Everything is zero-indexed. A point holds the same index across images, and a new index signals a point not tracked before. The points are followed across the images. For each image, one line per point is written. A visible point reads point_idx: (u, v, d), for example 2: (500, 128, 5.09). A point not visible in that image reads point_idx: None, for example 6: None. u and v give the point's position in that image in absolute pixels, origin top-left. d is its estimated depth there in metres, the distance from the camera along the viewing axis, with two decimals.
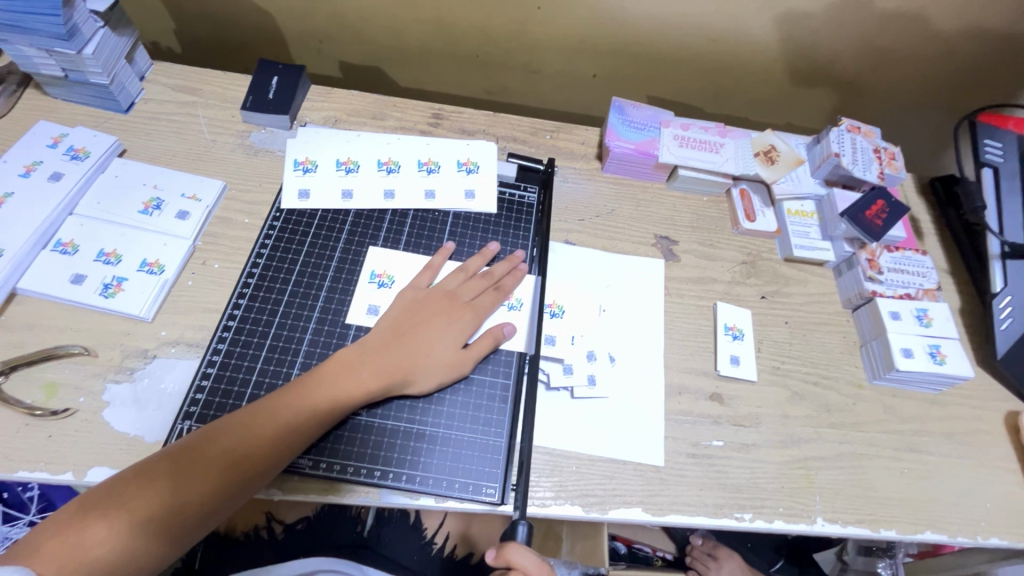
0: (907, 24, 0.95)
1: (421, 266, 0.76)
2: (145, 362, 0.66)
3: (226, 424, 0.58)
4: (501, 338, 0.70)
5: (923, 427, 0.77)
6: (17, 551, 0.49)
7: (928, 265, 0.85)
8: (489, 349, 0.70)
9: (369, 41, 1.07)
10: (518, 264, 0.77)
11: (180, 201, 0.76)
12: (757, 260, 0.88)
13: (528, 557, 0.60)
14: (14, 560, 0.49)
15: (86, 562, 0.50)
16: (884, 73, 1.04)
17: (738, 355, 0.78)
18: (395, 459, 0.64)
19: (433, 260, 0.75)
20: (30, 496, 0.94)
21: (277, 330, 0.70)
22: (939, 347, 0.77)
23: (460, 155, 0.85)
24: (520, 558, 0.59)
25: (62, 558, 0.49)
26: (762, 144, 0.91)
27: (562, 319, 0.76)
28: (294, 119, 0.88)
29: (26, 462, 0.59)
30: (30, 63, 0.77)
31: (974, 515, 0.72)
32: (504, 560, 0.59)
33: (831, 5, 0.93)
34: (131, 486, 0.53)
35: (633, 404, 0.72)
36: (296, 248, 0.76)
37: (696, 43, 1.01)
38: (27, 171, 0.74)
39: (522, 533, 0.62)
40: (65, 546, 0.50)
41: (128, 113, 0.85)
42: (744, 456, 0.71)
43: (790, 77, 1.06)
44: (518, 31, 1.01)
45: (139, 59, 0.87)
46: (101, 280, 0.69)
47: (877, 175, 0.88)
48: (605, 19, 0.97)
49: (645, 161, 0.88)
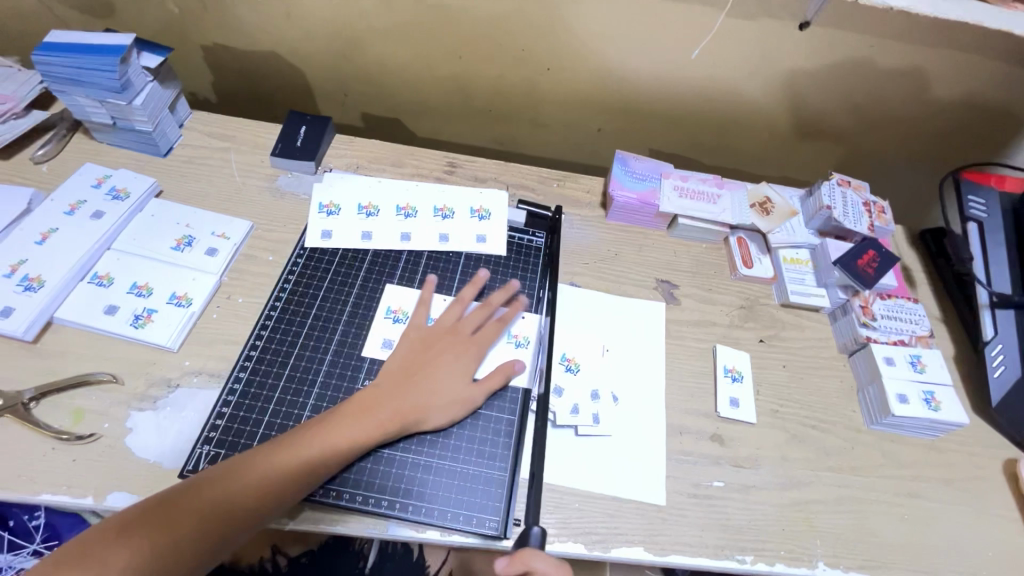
0: (891, 89, 1.02)
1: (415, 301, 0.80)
2: (168, 391, 0.69)
3: (247, 459, 0.61)
4: (512, 375, 0.73)
5: (923, 473, 0.78)
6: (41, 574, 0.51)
7: (920, 312, 0.88)
8: (500, 384, 0.73)
9: (390, 96, 1.15)
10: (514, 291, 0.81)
11: (211, 239, 0.82)
12: (755, 304, 0.91)
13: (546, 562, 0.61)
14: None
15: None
16: (871, 131, 1.11)
17: (737, 397, 0.80)
18: (402, 490, 0.66)
19: (423, 294, 0.78)
20: (36, 524, 0.94)
21: (295, 361, 0.73)
22: (933, 394, 0.80)
23: (473, 202, 0.91)
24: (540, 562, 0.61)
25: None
26: (758, 196, 0.96)
27: (578, 375, 0.78)
28: (319, 165, 0.94)
29: (50, 485, 0.61)
30: (82, 111, 0.85)
31: (976, 563, 0.72)
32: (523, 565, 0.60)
33: (822, 71, 1.00)
34: (152, 517, 0.55)
35: (636, 443, 0.74)
36: (317, 284, 0.80)
37: (695, 102, 1.08)
38: (72, 209, 0.80)
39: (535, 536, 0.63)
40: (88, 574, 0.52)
41: (166, 157, 0.91)
42: (744, 497, 0.73)
43: (784, 134, 1.13)
44: (528, 89, 1.09)
45: (179, 108, 0.94)
46: (133, 312, 0.73)
47: (867, 227, 0.93)
48: (610, 79, 1.05)
49: (647, 210, 0.94)
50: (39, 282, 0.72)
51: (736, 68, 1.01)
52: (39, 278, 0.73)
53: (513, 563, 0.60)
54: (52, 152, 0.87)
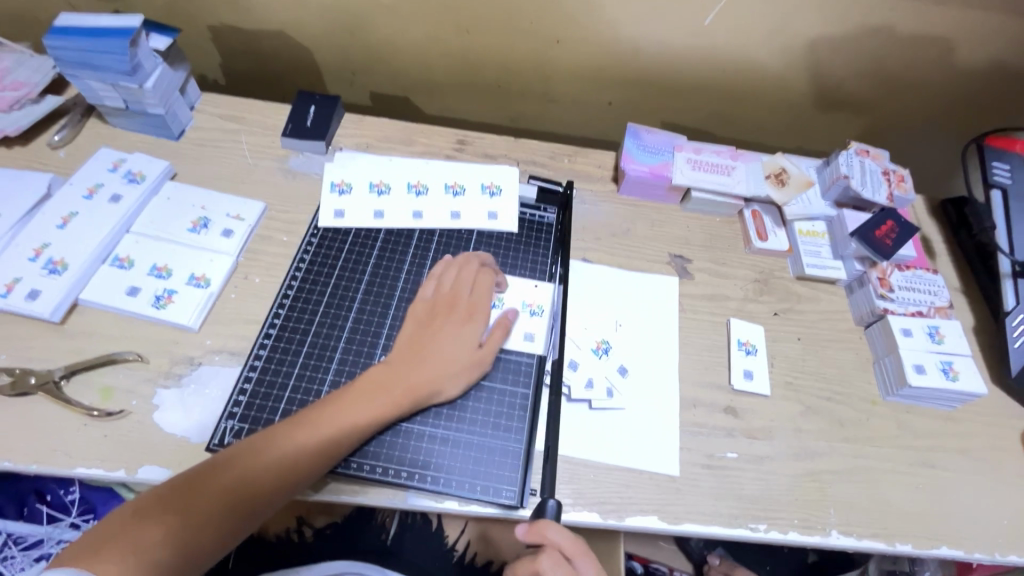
0: (913, 53, 0.99)
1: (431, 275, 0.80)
2: (191, 369, 0.71)
3: (270, 435, 0.62)
4: (510, 328, 0.74)
5: (938, 442, 0.78)
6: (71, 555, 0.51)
7: (940, 283, 0.87)
8: (513, 363, 0.73)
9: (398, 73, 1.14)
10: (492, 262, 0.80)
11: (226, 220, 0.83)
12: (769, 278, 0.91)
13: (562, 533, 0.62)
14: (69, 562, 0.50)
15: (146, 563, 0.52)
16: (891, 98, 1.08)
17: (751, 370, 0.80)
18: (421, 462, 0.67)
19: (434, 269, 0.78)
20: (72, 499, 0.98)
21: (313, 339, 0.75)
22: (951, 363, 0.79)
23: (483, 178, 0.90)
24: (556, 534, 0.61)
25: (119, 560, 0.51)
26: (773, 167, 0.95)
27: (593, 346, 0.79)
28: (329, 145, 0.94)
29: (84, 459, 0.64)
30: (95, 95, 0.85)
31: (990, 531, 0.72)
32: (539, 535, 0.61)
33: (841, 36, 0.97)
34: (183, 491, 0.57)
35: (649, 416, 0.75)
36: (332, 263, 0.81)
37: (709, 73, 1.06)
38: (90, 193, 0.81)
39: (551, 509, 0.64)
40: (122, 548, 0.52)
41: (179, 140, 0.92)
42: (758, 468, 0.73)
43: (800, 102, 1.10)
44: (537, 63, 1.07)
45: (190, 90, 0.94)
46: (154, 292, 0.75)
47: (886, 196, 0.91)
48: (620, 50, 1.03)
49: (659, 183, 0.92)
50: (63, 265, 0.74)
51: (752, 36, 0.98)
52: (63, 261, 0.74)
53: (529, 529, 0.61)
54: (68, 138, 0.88)
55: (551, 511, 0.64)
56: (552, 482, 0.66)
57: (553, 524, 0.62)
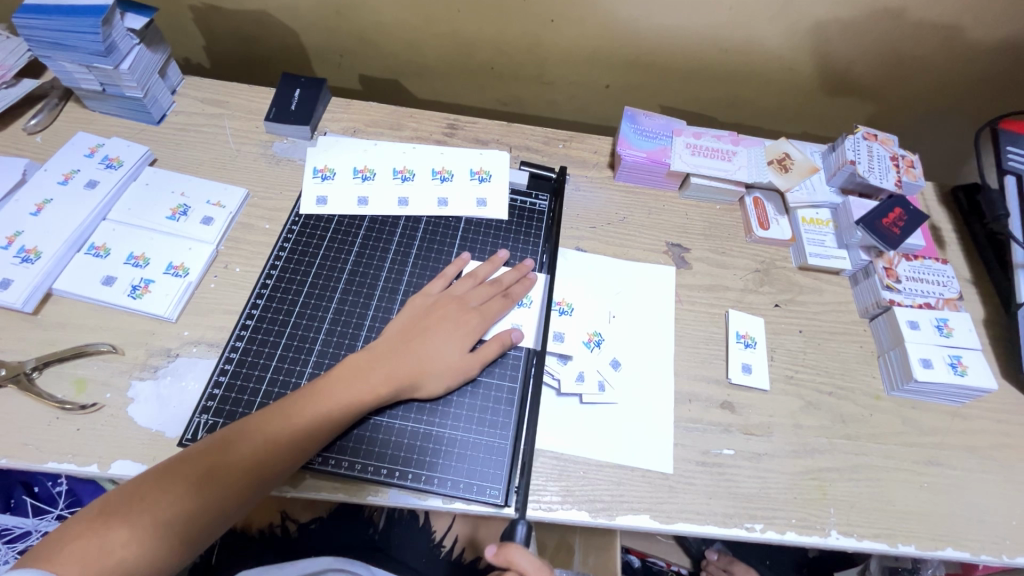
0: (925, 32, 0.94)
1: (435, 274, 0.78)
2: (167, 361, 0.69)
3: (244, 428, 0.60)
4: (509, 343, 0.71)
5: (944, 440, 0.75)
6: (39, 554, 0.50)
7: (949, 274, 0.83)
8: (496, 354, 0.70)
9: (388, 56, 1.10)
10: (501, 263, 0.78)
11: (206, 208, 0.80)
12: (770, 268, 0.87)
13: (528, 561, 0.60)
14: (36, 562, 0.50)
15: (109, 566, 0.51)
16: (901, 80, 1.03)
17: (750, 363, 0.77)
18: (402, 458, 0.65)
19: (447, 269, 0.76)
20: (59, 490, 0.98)
21: (292, 329, 0.72)
22: (959, 357, 0.75)
23: (473, 164, 0.87)
24: (523, 561, 0.59)
25: (83, 562, 0.50)
26: (776, 152, 0.91)
27: (579, 331, 0.76)
28: (314, 129, 0.91)
29: (55, 454, 0.62)
30: (71, 78, 0.82)
31: (999, 533, 0.69)
32: (504, 559, 0.60)
33: (851, 13, 0.92)
34: (151, 490, 0.55)
35: (641, 411, 0.72)
36: (313, 252, 0.78)
37: (711, 54, 1.01)
38: (66, 179, 0.78)
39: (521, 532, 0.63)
40: (86, 550, 0.51)
41: (159, 125, 0.89)
42: (756, 465, 0.70)
43: (806, 85, 1.05)
44: (531, 44, 1.03)
45: (171, 74, 0.91)
46: (130, 282, 0.72)
47: (893, 182, 0.87)
48: (618, 31, 0.99)
49: (657, 169, 0.89)
50: (36, 253, 0.72)
51: (756, 13, 0.93)
52: (35, 250, 0.72)
53: (496, 555, 0.59)
54: (44, 122, 0.86)
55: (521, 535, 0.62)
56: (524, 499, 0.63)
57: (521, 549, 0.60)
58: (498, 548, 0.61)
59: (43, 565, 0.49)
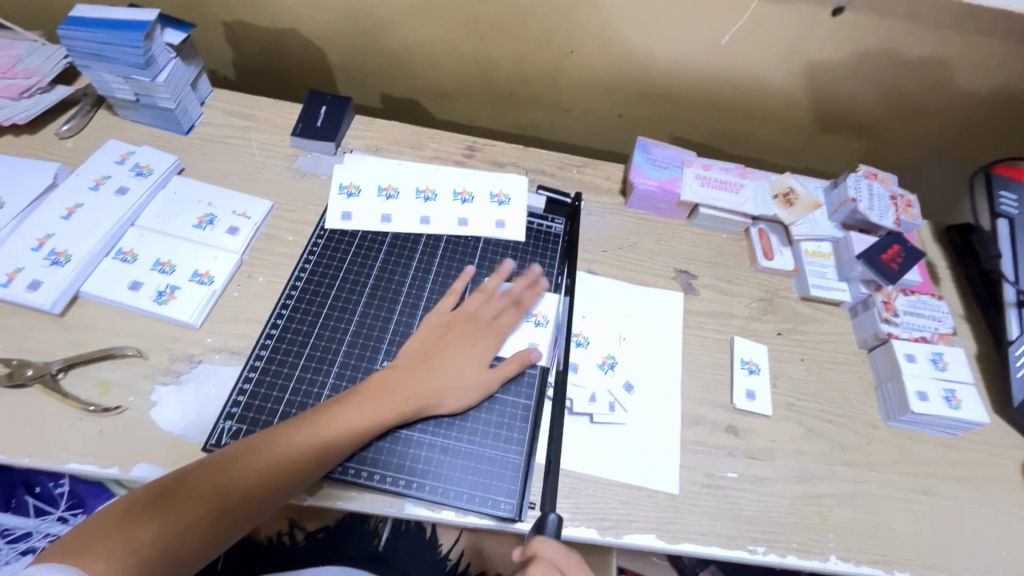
0: (923, 78, 0.99)
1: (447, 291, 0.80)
2: (190, 367, 0.71)
3: (268, 438, 0.61)
4: (528, 364, 0.73)
5: (938, 470, 0.78)
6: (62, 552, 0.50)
7: (943, 309, 0.87)
8: (514, 372, 0.72)
9: (410, 77, 1.14)
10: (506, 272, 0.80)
11: (232, 218, 0.82)
12: (774, 297, 0.90)
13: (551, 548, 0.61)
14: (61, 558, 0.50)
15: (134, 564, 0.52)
16: (900, 122, 1.08)
17: (754, 389, 0.80)
18: (418, 470, 0.67)
19: (456, 284, 0.79)
20: (60, 492, 0.96)
21: (315, 341, 0.74)
22: (954, 392, 0.79)
23: (492, 186, 0.90)
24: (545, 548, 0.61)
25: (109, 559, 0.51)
26: (782, 187, 0.95)
27: (588, 349, 0.79)
28: (339, 146, 0.94)
29: (78, 455, 0.63)
30: (106, 87, 0.85)
31: (990, 563, 0.72)
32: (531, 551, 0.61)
33: (855, 59, 0.97)
34: (176, 490, 0.56)
35: (650, 432, 0.74)
36: (337, 265, 0.80)
37: (720, 90, 1.06)
38: (96, 184, 0.80)
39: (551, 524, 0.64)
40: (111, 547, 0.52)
41: (188, 135, 0.92)
42: (758, 489, 0.73)
43: (810, 123, 1.10)
44: (549, 72, 1.08)
45: (201, 86, 0.94)
46: (156, 288, 0.74)
47: (893, 221, 0.91)
48: (633, 63, 1.03)
49: (668, 198, 0.92)
50: (66, 256, 0.73)
51: (765, 55, 0.98)
52: (66, 253, 0.74)
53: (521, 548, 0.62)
54: (76, 128, 0.88)
55: (551, 527, 0.63)
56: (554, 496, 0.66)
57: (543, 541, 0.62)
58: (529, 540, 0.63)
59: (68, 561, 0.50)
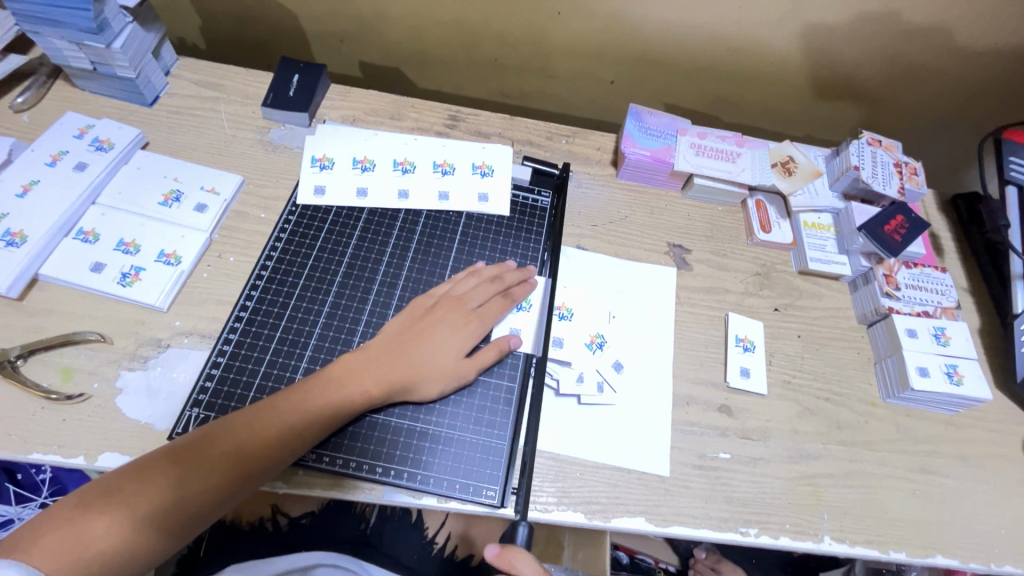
0: (932, 38, 0.93)
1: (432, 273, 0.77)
2: (158, 351, 0.67)
3: (232, 423, 0.58)
4: (507, 350, 0.70)
5: (937, 448, 0.75)
6: (14, 544, 0.49)
7: (947, 283, 0.84)
8: (494, 359, 0.69)
9: (390, 42, 1.08)
10: (509, 268, 0.76)
11: (199, 194, 0.78)
12: (770, 271, 0.87)
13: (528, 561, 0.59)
14: (12, 551, 0.48)
15: (87, 558, 0.50)
16: (907, 86, 1.03)
17: (748, 367, 0.77)
18: (398, 457, 0.64)
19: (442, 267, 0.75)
20: (43, 478, 0.96)
21: (288, 323, 0.71)
22: (955, 367, 0.76)
23: (475, 158, 0.86)
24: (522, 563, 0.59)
25: (62, 552, 0.49)
26: (780, 155, 0.91)
27: (570, 322, 0.75)
28: (313, 117, 0.89)
29: (40, 445, 0.60)
30: (60, 55, 0.79)
31: (987, 542, 0.70)
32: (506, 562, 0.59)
33: (860, 17, 0.91)
34: (134, 481, 0.53)
35: (640, 413, 0.72)
36: (310, 243, 0.76)
37: (717, 53, 1.00)
38: (54, 160, 0.76)
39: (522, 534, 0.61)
40: (62, 542, 0.50)
41: (152, 107, 0.86)
42: (751, 470, 0.70)
43: (811, 88, 1.05)
44: (536, 35, 1.01)
45: (165, 54, 0.89)
46: (120, 269, 0.70)
47: (896, 190, 0.87)
48: (624, 25, 0.97)
49: (661, 168, 0.88)
50: (21, 236, 0.69)
51: (765, 14, 0.92)
52: (21, 233, 0.69)
53: (497, 558, 0.58)
54: (31, 100, 0.83)
55: (523, 537, 0.61)
56: (526, 502, 0.62)
57: (522, 553, 0.59)
58: (500, 548, 0.60)
59: (19, 554, 0.48)
